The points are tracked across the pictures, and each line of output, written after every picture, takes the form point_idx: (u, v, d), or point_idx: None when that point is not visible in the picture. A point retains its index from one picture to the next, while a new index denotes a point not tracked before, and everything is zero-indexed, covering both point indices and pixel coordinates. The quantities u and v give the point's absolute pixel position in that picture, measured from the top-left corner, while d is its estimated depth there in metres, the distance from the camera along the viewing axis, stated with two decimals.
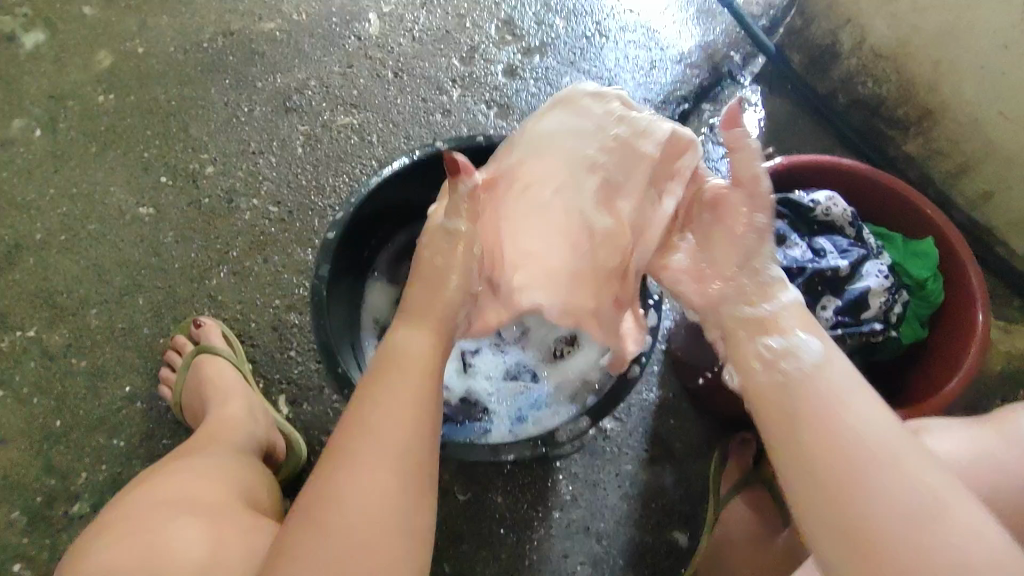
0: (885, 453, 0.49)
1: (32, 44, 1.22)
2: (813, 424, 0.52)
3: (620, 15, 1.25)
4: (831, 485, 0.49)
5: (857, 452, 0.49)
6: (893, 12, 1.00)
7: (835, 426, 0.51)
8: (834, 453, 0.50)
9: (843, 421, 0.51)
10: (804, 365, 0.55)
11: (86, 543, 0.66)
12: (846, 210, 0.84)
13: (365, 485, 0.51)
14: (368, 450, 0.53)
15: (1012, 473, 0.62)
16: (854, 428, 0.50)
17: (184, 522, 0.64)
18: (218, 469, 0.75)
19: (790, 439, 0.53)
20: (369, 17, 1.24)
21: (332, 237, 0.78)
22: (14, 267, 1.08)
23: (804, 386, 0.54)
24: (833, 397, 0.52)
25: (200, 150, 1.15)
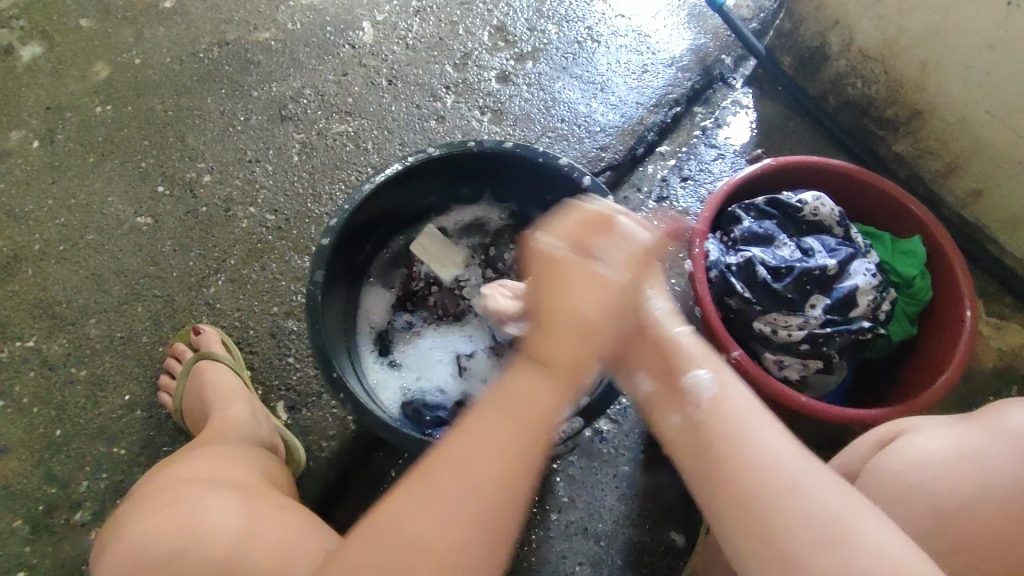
0: (794, 477, 0.50)
1: (30, 56, 1.23)
2: (717, 445, 0.54)
3: (612, 20, 1.26)
4: (733, 500, 0.51)
5: (764, 476, 0.51)
6: (879, 13, 1.01)
7: (722, 429, 0.55)
8: (735, 476, 0.52)
9: (745, 443, 0.53)
10: (711, 393, 0.58)
11: (122, 520, 0.67)
12: (833, 210, 0.85)
13: (432, 527, 0.52)
14: (451, 500, 0.52)
15: (997, 467, 0.61)
16: (759, 461, 0.52)
17: (217, 496, 0.66)
18: (237, 455, 0.77)
19: (693, 467, 0.56)
20: (363, 25, 1.25)
21: (327, 243, 0.79)
22: (14, 277, 1.09)
23: (705, 420, 0.56)
24: (731, 422, 0.55)
25: (197, 160, 1.16)
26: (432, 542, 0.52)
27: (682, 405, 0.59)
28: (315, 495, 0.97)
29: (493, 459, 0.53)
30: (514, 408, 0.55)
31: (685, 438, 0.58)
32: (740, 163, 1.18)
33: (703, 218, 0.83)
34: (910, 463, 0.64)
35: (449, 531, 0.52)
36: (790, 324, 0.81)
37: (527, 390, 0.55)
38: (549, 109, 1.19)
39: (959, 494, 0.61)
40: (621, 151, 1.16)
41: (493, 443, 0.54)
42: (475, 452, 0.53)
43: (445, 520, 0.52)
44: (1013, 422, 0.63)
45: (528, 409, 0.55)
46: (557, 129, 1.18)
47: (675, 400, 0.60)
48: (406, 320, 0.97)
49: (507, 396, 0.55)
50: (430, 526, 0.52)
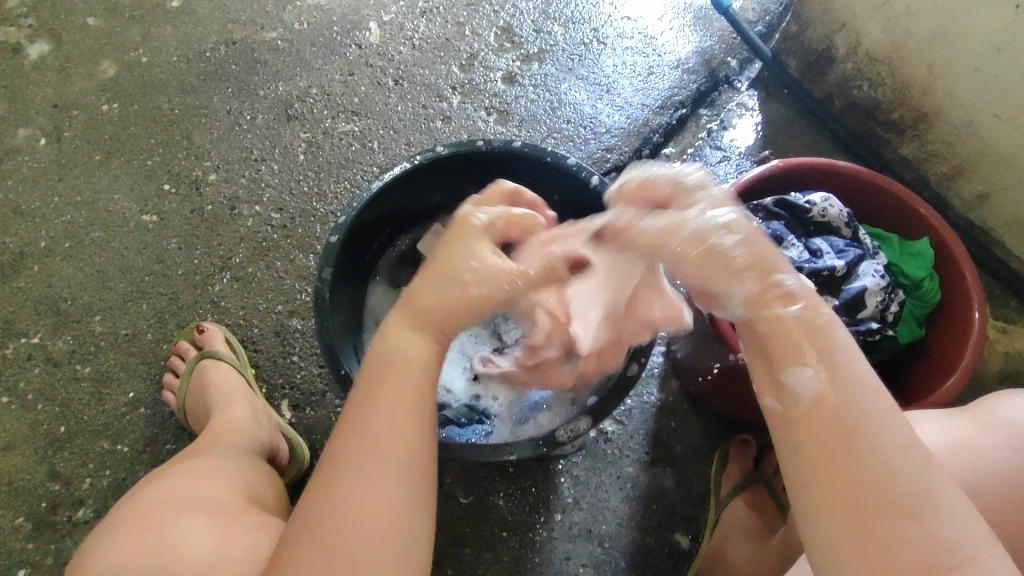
0: (925, 497, 0.46)
1: (38, 54, 1.24)
2: (830, 441, 0.49)
3: (618, 22, 1.27)
4: (854, 511, 0.46)
5: (896, 489, 0.46)
6: (887, 16, 1.01)
7: (848, 429, 0.49)
8: (861, 485, 0.46)
9: (875, 449, 0.47)
10: (832, 388, 0.50)
11: (99, 538, 0.67)
12: (841, 211, 0.85)
13: (359, 502, 0.51)
14: (360, 483, 0.51)
15: (994, 459, 0.62)
16: (883, 462, 0.47)
17: (192, 522, 0.65)
18: (223, 469, 0.76)
19: (795, 463, 0.50)
20: (369, 26, 1.26)
21: (335, 241, 0.79)
22: (19, 273, 1.09)
23: (822, 411, 0.50)
24: (872, 428, 0.48)
25: (203, 158, 1.16)
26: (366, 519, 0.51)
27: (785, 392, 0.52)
28: None
29: (381, 440, 0.53)
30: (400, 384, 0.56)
31: (782, 424, 0.52)
32: (746, 165, 1.18)
33: None
34: None
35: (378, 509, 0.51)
36: None
37: (399, 346, 0.58)
38: (555, 110, 1.19)
39: (957, 484, 0.61)
40: (626, 152, 1.16)
41: (382, 415, 0.54)
42: (377, 424, 0.54)
43: (361, 494, 0.51)
44: (1008, 416, 0.65)
45: (411, 373, 0.57)
46: (562, 130, 1.18)
47: (776, 383, 0.53)
48: None
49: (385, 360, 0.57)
50: (345, 509, 0.51)
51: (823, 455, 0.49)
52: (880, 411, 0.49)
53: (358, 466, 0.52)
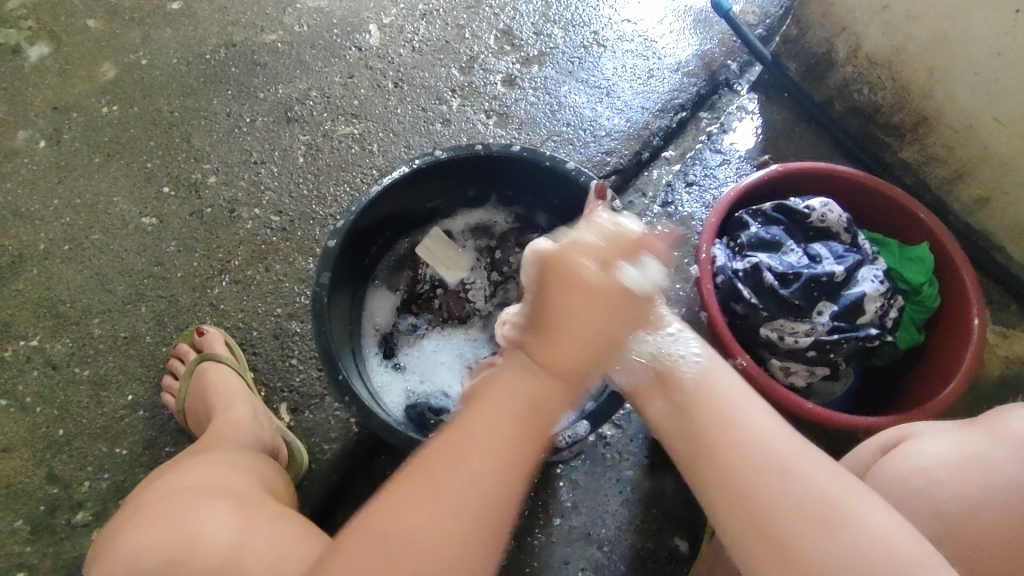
0: (787, 463, 0.54)
1: (38, 56, 1.24)
2: (714, 446, 0.57)
3: (618, 25, 1.26)
4: (734, 496, 0.54)
5: (760, 464, 0.54)
6: (887, 20, 1.01)
7: (728, 438, 0.57)
8: (730, 468, 0.55)
9: (734, 433, 0.57)
10: (695, 375, 0.62)
11: (119, 526, 0.67)
12: (841, 216, 0.85)
13: (422, 522, 0.53)
14: (442, 498, 0.53)
15: (1002, 471, 0.61)
16: (762, 461, 0.54)
17: (210, 505, 0.64)
18: (240, 463, 0.76)
19: (692, 465, 0.59)
20: (369, 28, 1.26)
21: (333, 245, 0.79)
22: (18, 276, 1.09)
23: (709, 424, 0.59)
24: (721, 411, 0.59)
25: (203, 161, 1.16)
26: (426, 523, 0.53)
27: (671, 402, 0.63)
28: (318, 497, 0.97)
29: (490, 449, 0.56)
30: (501, 396, 0.57)
31: (670, 423, 0.62)
32: (746, 168, 1.18)
33: (709, 223, 0.83)
34: (912, 470, 0.64)
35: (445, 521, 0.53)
36: (797, 331, 0.80)
37: (510, 384, 0.58)
38: (555, 113, 1.19)
39: (964, 500, 0.61)
40: (626, 156, 1.16)
41: (477, 429, 0.56)
42: (475, 436, 0.56)
43: (438, 516, 0.53)
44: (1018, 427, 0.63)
45: (509, 397, 0.57)
46: (562, 133, 1.17)
47: (662, 386, 0.63)
48: (410, 323, 0.96)
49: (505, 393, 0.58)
50: (416, 517, 0.53)
51: (704, 451, 0.58)
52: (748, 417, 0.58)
53: (422, 482, 0.55)
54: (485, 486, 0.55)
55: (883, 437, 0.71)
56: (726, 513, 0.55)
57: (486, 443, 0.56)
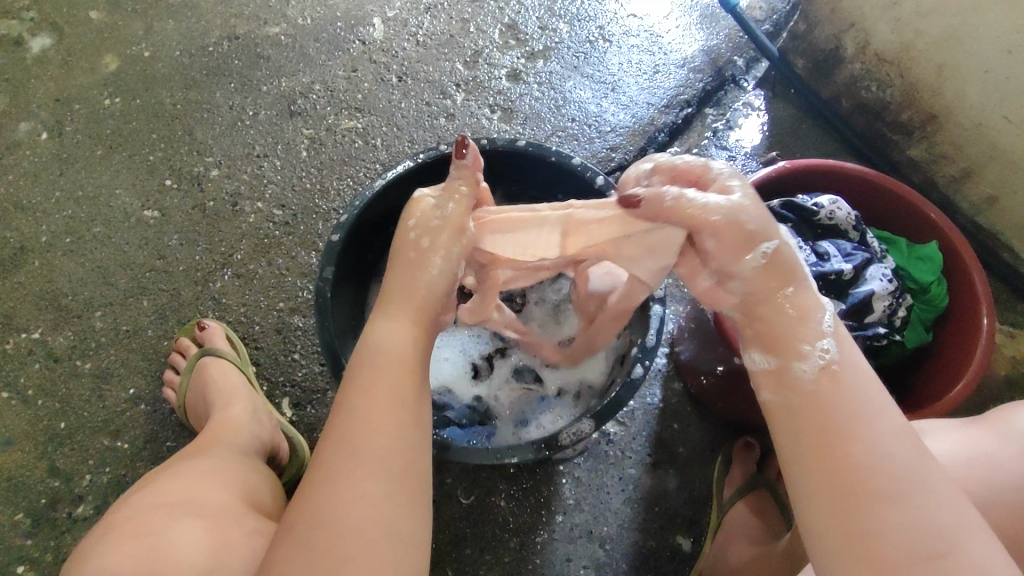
0: (909, 473, 0.48)
1: (39, 48, 1.23)
2: (820, 432, 0.51)
3: (624, 19, 1.25)
4: (844, 497, 0.48)
5: (878, 467, 0.48)
6: (896, 17, 1.00)
7: (829, 418, 0.51)
8: (856, 464, 0.49)
9: (861, 436, 0.50)
10: (828, 360, 0.54)
11: (95, 539, 0.65)
12: (849, 214, 0.84)
13: (343, 512, 0.48)
14: (351, 483, 0.49)
15: (1009, 470, 0.61)
16: (869, 449, 0.49)
17: (186, 526, 0.64)
18: (226, 473, 0.75)
19: (812, 458, 0.50)
20: (374, 21, 1.25)
21: (337, 240, 0.79)
22: (20, 269, 1.08)
23: (813, 399, 0.53)
24: (854, 408, 0.51)
25: (205, 154, 1.15)
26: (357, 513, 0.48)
27: (788, 386, 0.54)
28: None
29: (379, 414, 0.53)
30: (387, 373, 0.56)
31: (798, 415, 0.53)
32: (752, 165, 1.17)
33: None
34: None
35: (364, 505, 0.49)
36: None
37: (391, 341, 0.58)
38: (560, 108, 1.18)
39: (971, 497, 0.61)
40: (631, 152, 1.15)
41: (358, 409, 0.53)
42: (357, 414, 0.53)
43: (356, 497, 0.49)
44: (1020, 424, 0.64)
45: (397, 363, 0.57)
46: (567, 128, 1.17)
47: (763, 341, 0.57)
48: None
49: (375, 351, 0.57)
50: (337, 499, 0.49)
51: (830, 449, 0.50)
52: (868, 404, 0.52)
53: (338, 476, 0.50)
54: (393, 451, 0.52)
55: None
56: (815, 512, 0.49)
57: (382, 404, 0.54)
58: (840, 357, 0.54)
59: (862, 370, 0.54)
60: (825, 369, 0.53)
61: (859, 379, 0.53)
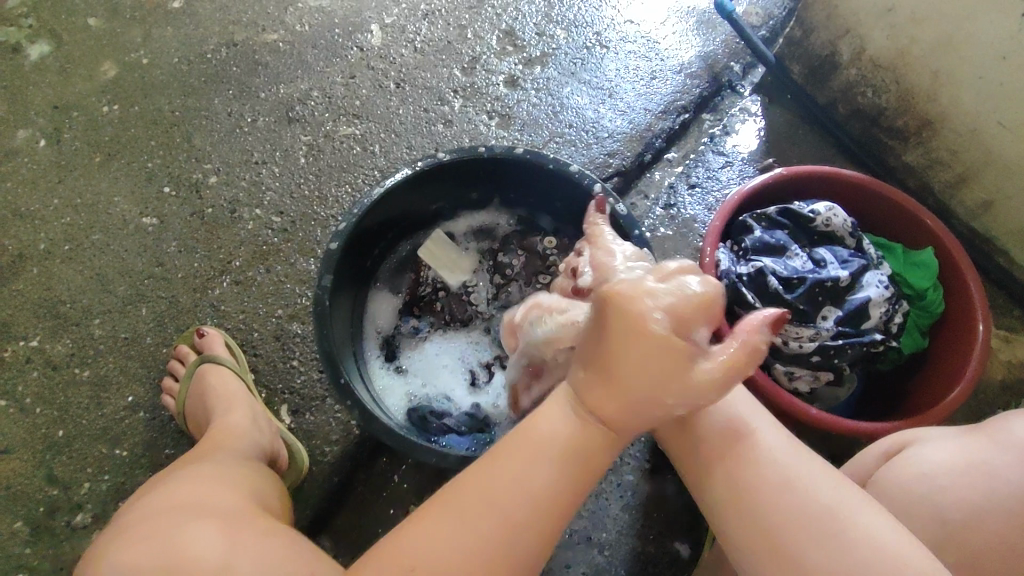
0: (794, 476, 0.58)
1: (38, 55, 1.23)
2: (747, 484, 0.59)
3: (621, 26, 1.26)
4: (734, 504, 0.60)
5: (772, 480, 0.59)
6: (891, 23, 1.01)
7: (720, 430, 0.63)
8: (738, 479, 0.60)
9: (754, 452, 0.61)
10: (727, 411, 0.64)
11: (104, 545, 0.64)
12: (845, 221, 0.84)
13: (438, 547, 0.54)
14: (454, 528, 0.54)
15: (1005, 477, 0.61)
16: (762, 467, 0.60)
17: (196, 527, 0.62)
18: (232, 475, 0.74)
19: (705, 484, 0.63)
20: (372, 28, 1.25)
21: (335, 248, 0.78)
22: (18, 276, 1.08)
23: (717, 435, 0.63)
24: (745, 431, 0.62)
25: (204, 161, 1.15)
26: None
27: (705, 446, 0.63)
28: (317, 500, 0.96)
29: (498, 489, 0.55)
30: (517, 446, 0.57)
31: (683, 441, 0.66)
32: (748, 171, 1.17)
33: (712, 227, 0.83)
34: (916, 474, 0.63)
35: (482, 560, 0.53)
36: (802, 336, 0.80)
37: (552, 430, 0.56)
38: (557, 115, 1.18)
39: (966, 506, 0.61)
40: (629, 157, 1.16)
41: (507, 481, 0.55)
42: (492, 488, 0.55)
43: (446, 546, 0.54)
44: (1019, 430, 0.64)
45: (542, 453, 0.56)
46: (565, 134, 1.17)
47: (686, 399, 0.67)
48: (412, 325, 0.96)
49: (566, 441, 0.56)
50: (453, 548, 0.53)
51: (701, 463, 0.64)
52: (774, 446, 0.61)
53: (443, 516, 0.55)
54: (502, 520, 0.54)
55: (885, 443, 0.70)
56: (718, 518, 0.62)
57: (519, 476, 0.55)
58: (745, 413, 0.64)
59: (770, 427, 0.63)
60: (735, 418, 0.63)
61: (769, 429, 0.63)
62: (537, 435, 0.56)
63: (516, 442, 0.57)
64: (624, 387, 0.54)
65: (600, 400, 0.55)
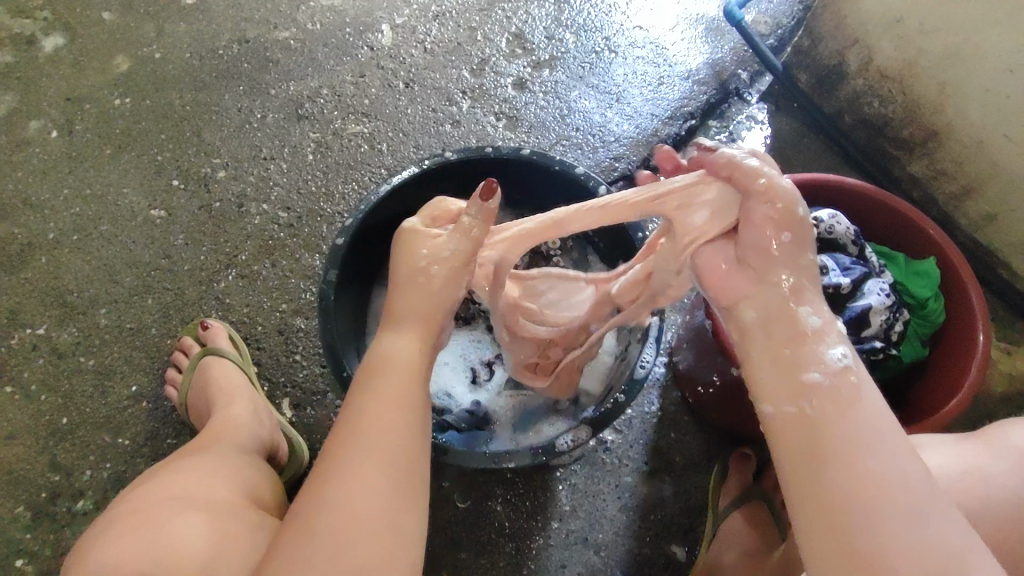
0: (921, 503, 0.43)
1: (52, 47, 1.25)
2: (824, 443, 0.46)
3: (630, 31, 1.27)
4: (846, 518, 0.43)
5: (890, 490, 0.43)
6: (899, 34, 1.02)
7: (855, 430, 0.46)
8: (854, 480, 0.44)
9: (875, 454, 0.45)
10: (835, 368, 0.49)
11: (94, 538, 0.64)
12: (849, 228, 0.84)
13: (351, 501, 0.48)
14: (347, 472, 0.50)
15: (1001, 484, 0.62)
16: (879, 471, 0.44)
17: (187, 521, 0.63)
18: (229, 470, 0.75)
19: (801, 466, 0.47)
20: (382, 28, 1.26)
21: (342, 243, 0.80)
22: (27, 264, 1.09)
23: (836, 413, 0.47)
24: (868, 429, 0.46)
25: (213, 155, 1.16)
26: (370, 511, 0.48)
27: (795, 394, 0.49)
28: None
29: (381, 418, 0.53)
30: (385, 375, 0.56)
31: (796, 427, 0.48)
32: None
33: None
34: None
35: (378, 467, 0.50)
36: None
37: (400, 350, 0.58)
38: (564, 118, 1.19)
39: (962, 510, 0.61)
40: (634, 162, 1.17)
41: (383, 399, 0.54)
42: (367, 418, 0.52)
43: (351, 487, 0.49)
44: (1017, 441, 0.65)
45: (402, 371, 0.56)
46: (571, 137, 1.18)
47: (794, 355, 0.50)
48: None
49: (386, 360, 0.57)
50: (351, 496, 0.49)
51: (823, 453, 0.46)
52: (887, 436, 0.46)
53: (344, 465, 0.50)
54: (395, 436, 0.52)
55: None
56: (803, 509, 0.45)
57: (391, 394, 0.54)
58: (857, 367, 0.49)
59: (876, 390, 0.49)
60: (841, 371, 0.49)
61: (878, 393, 0.49)
62: (381, 358, 0.58)
63: (369, 368, 0.57)
64: (404, 296, 0.60)
65: (396, 308, 0.60)
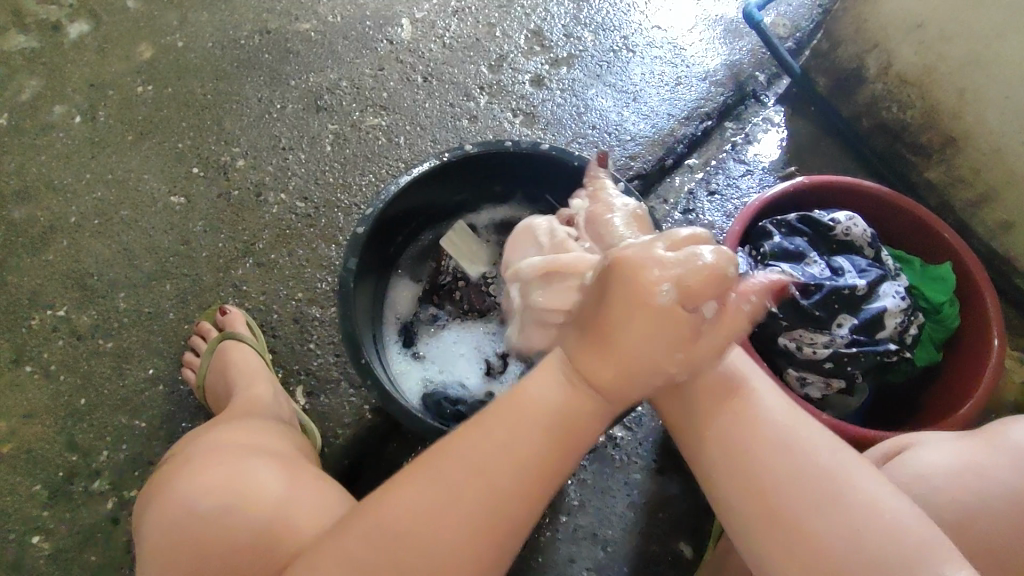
0: (809, 465, 0.56)
1: (77, 34, 1.26)
2: (740, 448, 0.58)
3: (648, 31, 1.27)
4: (761, 489, 0.56)
5: (780, 462, 0.56)
6: (920, 39, 1.02)
7: (757, 433, 0.58)
8: (761, 462, 0.56)
9: (766, 432, 0.58)
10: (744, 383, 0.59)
11: (157, 484, 0.69)
12: (865, 231, 0.85)
13: (419, 517, 0.54)
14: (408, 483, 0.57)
15: (999, 479, 0.62)
16: (782, 457, 0.56)
17: (257, 464, 0.68)
18: (274, 432, 0.78)
19: (718, 462, 0.59)
20: (402, 22, 1.27)
21: (361, 232, 0.81)
22: (48, 247, 1.11)
23: (741, 417, 0.59)
24: (770, 426, 0.58)
25: (232, 144, 1.18)
26: (430, 512, 0.54)
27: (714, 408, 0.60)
28: None
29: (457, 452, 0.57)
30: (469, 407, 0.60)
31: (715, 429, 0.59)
32: (769, 180, 1.18)
33: (732, 231, 0.84)
34: (913, 476, 0.64)
35: (444, 508, 0.55)
36: (815, 342, 0.81)
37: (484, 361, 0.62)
38: (581, 116, 1.20)
39: (959, 506, 0.61)
40: (649, 161, 1.17)
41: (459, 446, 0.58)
42: (451, 450, 0.57)
43: (414, 497, 0.55)
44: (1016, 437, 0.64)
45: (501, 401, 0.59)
46: (587, 136, 1.18)
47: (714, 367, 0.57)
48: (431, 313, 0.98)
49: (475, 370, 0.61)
50: (406, 511, 0.55)
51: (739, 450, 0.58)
52: (774, 421, 0.59)
53: (416, 491, 0.55)
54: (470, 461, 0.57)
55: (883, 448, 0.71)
56: (733, 500, 0.57)
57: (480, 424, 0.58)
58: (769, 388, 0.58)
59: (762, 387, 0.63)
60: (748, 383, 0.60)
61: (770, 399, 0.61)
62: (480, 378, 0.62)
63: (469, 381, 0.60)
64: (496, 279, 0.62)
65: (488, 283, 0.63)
